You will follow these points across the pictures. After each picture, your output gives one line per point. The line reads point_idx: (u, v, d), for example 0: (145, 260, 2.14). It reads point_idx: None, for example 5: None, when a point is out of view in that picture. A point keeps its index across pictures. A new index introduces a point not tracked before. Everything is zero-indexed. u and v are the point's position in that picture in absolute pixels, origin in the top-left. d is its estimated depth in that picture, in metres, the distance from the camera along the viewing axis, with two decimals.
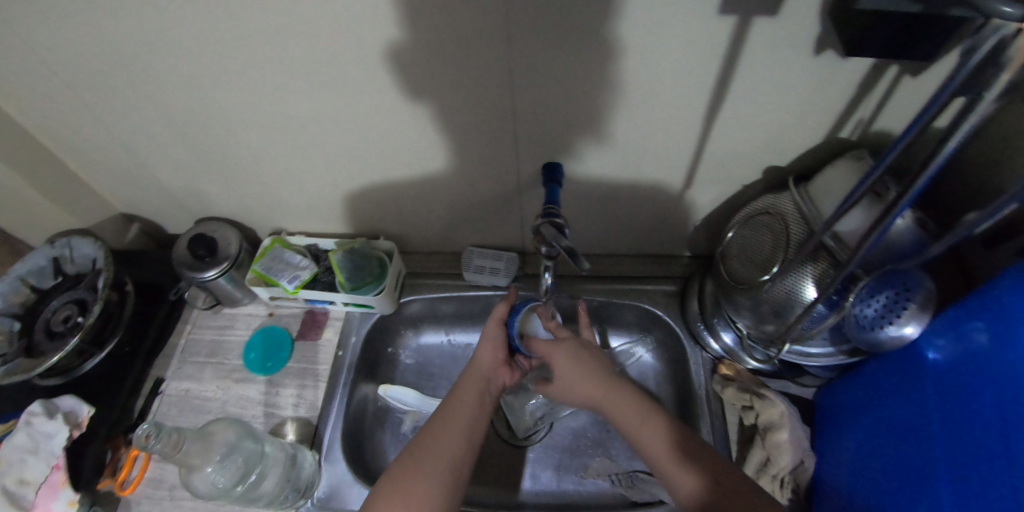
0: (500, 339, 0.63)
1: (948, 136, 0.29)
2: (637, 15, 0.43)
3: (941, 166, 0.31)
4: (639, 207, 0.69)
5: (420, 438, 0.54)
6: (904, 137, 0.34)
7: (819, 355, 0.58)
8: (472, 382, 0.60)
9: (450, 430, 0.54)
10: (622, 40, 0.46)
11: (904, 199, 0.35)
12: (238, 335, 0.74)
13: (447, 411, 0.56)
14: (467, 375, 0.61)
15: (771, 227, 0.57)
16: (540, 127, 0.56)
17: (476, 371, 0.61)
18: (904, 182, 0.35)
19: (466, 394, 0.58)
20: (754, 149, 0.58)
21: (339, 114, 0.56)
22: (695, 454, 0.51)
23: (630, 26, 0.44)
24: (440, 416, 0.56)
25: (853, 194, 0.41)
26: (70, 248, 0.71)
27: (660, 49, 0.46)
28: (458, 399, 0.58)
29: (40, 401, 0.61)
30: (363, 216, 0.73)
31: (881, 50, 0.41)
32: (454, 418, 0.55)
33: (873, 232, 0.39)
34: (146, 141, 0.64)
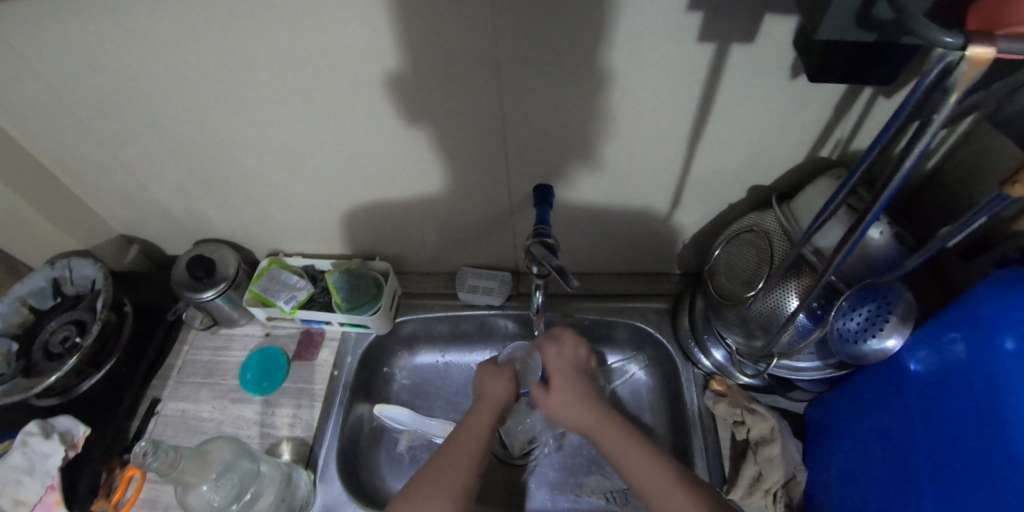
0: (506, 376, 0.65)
1: (904, 156, 0.32)
2: (620, 43, 0.46)
3: (901, 183, 0.33)
4: (630, 226, 0.70)
5: (430, 465, 0.54)
6: (873, 150, 0.37)
7: (807, 369, 0.60)
8: (483, 411, 0.60)
9: (459, 458, 0.54)
10: (606, 68, 0.48)
11: (871, 211, 0.37)
12: (235, 355, 0.74)
13: (455, 439, 0.57)
14: (476, 404, 0.62)
15: (755, 244, 0.59)
16: (530, 150, 0.58)
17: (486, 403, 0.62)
18: (870, 195, 0.37)
19: (475, 420, 0.59)
20: (738, 169, 0.60)
21: (337, 138, 0.58)
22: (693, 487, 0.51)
23: (614, 53, 0.47)
24: (450, 444, 0.56)
25: (827, 208, 0.44)
26: (70, 269, 0.72)
27: (644, 75, 0.49)
28: (469, 425, 0.59)
29: (37, 420, 0.60)
30: (359, 236, 0.75)
31: (853, 76, 0.43)
32: (465, 444, 0.56)
33: (845, 243, 0.41)
34: (149, 166, 0.66)
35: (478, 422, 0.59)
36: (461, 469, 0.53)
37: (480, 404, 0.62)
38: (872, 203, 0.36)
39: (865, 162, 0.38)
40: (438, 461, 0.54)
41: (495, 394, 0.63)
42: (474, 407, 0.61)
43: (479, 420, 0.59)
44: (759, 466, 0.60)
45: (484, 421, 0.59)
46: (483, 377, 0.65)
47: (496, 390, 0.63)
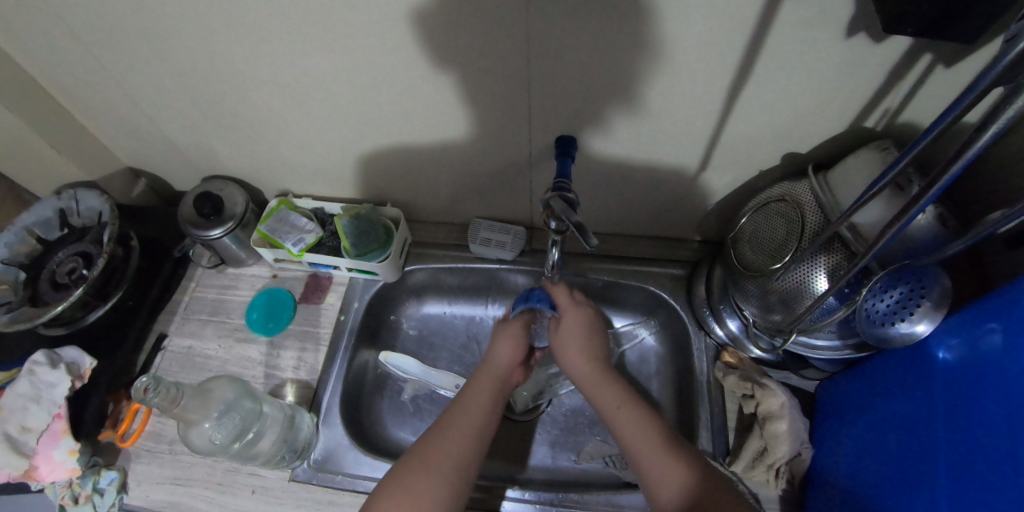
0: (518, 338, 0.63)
1: (975, 137, 0.28)
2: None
3: (966, 163, 0.30)
4: (653, 187, 0.67)
5: (425, 438, 0.52)
6: (939, 124, 0.34)
7: (825, 348, 0.58)
8: (486, 380, 0.59)
9: (458, 430, 0.52)
10: (649, 13, 0.44)
11: (928, 194, 0.34)
12: (241, 295, 0.73)
13: (453, 413, 0.54)
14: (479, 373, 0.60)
15: (785, 215, 0.56)
16: (555, 99, 0.54)
17: (493, 368, 0.60)
18: (931, 175, 0.34)
19: (477, 391, 0.57)
20: (775, 132, 0.57)
21: (354, 78, 0.55)
22: (679, 452, 0.50)
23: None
24: (447, 416, 0.54)
25: (876, 184, 0.42)
26: (76, 201, 0.70)
27: (686, 22, 0.44)
28: (472, 394, 0.57)
29: (43, 351, 0.61)
30: (371, 181, 0.72)
31: (921, 31, 0.39)
32: (466, 417, 0.54)
33: (893, 225, 0.38)
34: (155, 97, 0.63)
35: (478, 395, 0.57)
36: (455, 443, 0.51)
37: (483, 372, 0.60)
38: (934, 180, 0.33)
39: (928, 137, 0.35)
40: (435, 434, 0.52)
41: (498, 364, 0.61)
42: (476, 375, 0.60)
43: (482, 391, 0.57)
44: (764, 440, 0.59)
45: (485, 394, 0.57)
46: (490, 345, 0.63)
47: (501, 361, 0.61)
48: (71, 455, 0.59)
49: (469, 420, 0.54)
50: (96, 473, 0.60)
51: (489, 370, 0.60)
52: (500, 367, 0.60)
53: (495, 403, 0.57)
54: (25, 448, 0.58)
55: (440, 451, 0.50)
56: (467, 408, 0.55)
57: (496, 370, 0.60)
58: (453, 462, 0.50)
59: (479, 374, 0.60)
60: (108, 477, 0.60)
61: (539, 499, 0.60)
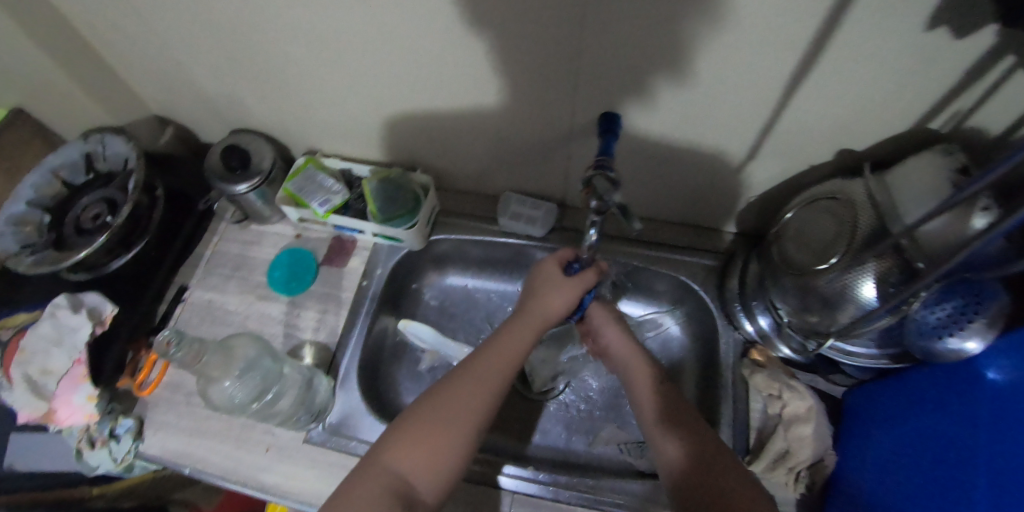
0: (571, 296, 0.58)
1: None
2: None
3: None
4: (695, 173, 0.65)
5: (451, 381, 0.51)
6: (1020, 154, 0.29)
7: (860, 355, 0.56)
8: (522, 329, 0.56)
9: (485, 380, 0.51)
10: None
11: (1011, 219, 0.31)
12: (264, 252, 0.72)
13: (483, 359, 0.53)
14: (517, 319, 0.57)
15: (835, 214, 0.53)
16: (603, 72, 0.52)
17: (534, 315, 0.57)
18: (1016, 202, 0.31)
19: (511, 339, 0.55)
20: (832, 125, 0.53)
21: (393, 36, 0.52)
22: (687, 426, 0.52)
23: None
24: (476, 361, 0.53)
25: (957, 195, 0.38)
26: (103, 145, 0.69)
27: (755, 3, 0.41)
28: (506, 343, 0.54)
29: (65, 295, 0.61)
30: (402, 146, 0.70)
31: None
32: (497, 365, 0.52)
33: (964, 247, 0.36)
34: (188, 44, 0.61)
35: (512, 345, 0.55)
36: (478, 394, 0.50)
37: (521, 321, 0.57)
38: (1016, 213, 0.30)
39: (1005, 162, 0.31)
40: (461, 379, 0.51)
41: (543, 314, 0.57)
42: (511, 322, 0.57)
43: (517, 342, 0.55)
44: (787, 443, 0.57)
45: (522, 343, 0.55)
46: (535, 290, 0.59)
47: (548, 311, 0.57)
48: (90, 401, 0.59)
49: (498, 369, 0.52)
50: (113, 420, 0.61)
51: (530, 318, 0.57)
52: (546, 316, 0.57)
53: (527, 353, 0.55)
54: (45, 391, 0.59)
55: (464, 400, 0.49)
56: (500, 357, 0.53)
57: (538, 320, 0.57)
58: (475, 410, 0.49)
59: (517, 321, 0.57)
60: (124, 425, 0.61)
61: (550, 482, 0.59)
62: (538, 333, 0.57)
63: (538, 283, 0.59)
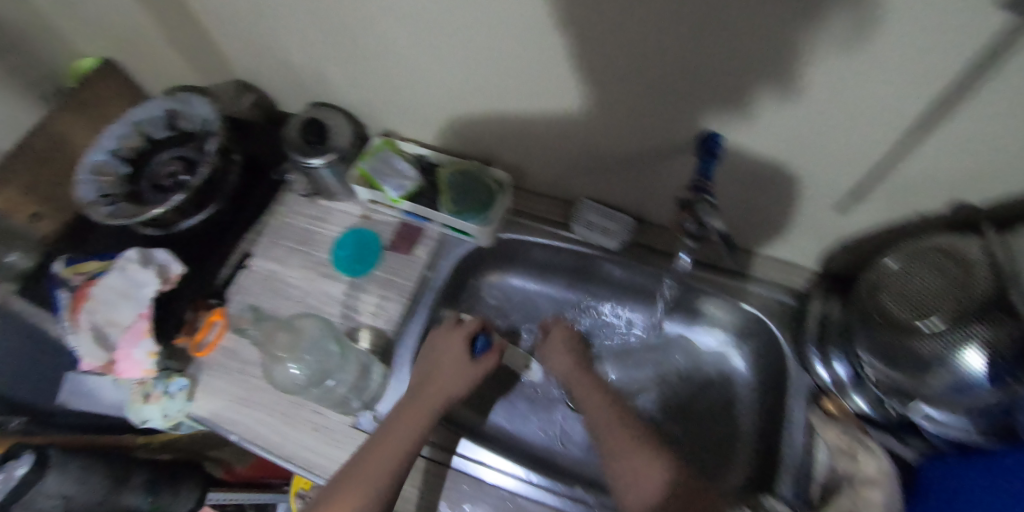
0: (446, 370, 0.57)
1: None
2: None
3: None
4: (789, 205, 0.61)
5: (349, 467, 0.50)
6: None
7: (947, 423, 0.50)
8: (416, 409, 0.54)
9: (371, 464, 0.49)
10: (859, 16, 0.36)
11: None
12: (330, 230, 0.72)
13: (374, 443, 0.51)
14: (410, 398, 0.55)
15: (944, 270, 0.49)
16: (712, 90, 0.48)
17: (421, 396, 0.55)
18: None
19: (400, 421, 0.53)
20: (958, 176, 0.48)
21: (491, 27, 0.50)
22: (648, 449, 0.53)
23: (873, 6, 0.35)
24: (372, 442, 0.51)
25: None
26: (187, 105, 0.70)
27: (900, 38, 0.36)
28: (394, 425, 0.52)
29: (137, 249, 0.62)
30: (481, 139, 0.68)
31: None
32: (386, 448, 0.50)
33: None
34: (282, 14, 0.60)
35: (399, 429, 0.52)
36: (362, 482, 0.48)
37: (410, 400, 0.55)
38: None
39: None
40: (355, 465, 0.50)
41: (432, 393, 0.55)
42: (404, 402, 0.55)
43: (407, 424, 0.52)
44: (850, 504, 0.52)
45: (413, 424, 0.52)
46: (427, 369, 0.58)
47: (435, 388, 0.56)
48: (149, 357, 0.59)
49: (390, 453, 0.50)
50: (168, 378, 0.62)
51: (417, 397, 0.55)
52: (428, 397, 0.55)
53: (422, 434, 0.52)
54: (108, 342, 0.60)
55: (351, 490, 0.48)
56: (391, 441, 0.51)
57: (421, 402, 0.55)
58: (362, 500, 0.47)
59: (409, 399, 0.55)
60: (177, 383, 0.61)
61: (595, 504, 0.56)
62: (433, 414, 0.54)
63: (427, 360, 0.59)
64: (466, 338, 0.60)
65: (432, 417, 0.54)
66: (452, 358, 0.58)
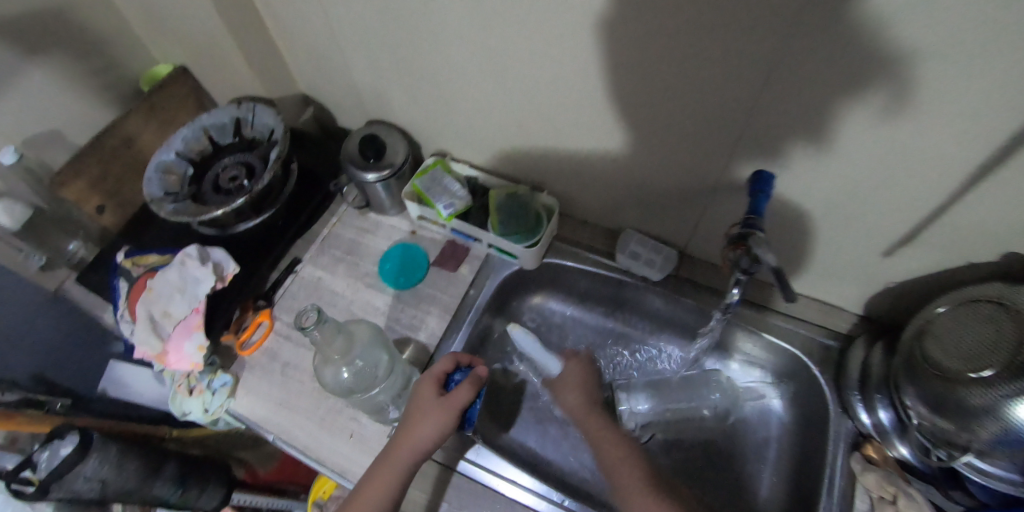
0: (416, 415, 0.52)
1: None
2: (956, 48, 0.34)
3: None
4: (833, 249, 0.61)
5: None
6: None
7: (997, 477, 0.50)
8: (384, 469, 0.51)
9: None
10: (926, 74, 0.37)
11: None
12: (378, 242, 0.74)
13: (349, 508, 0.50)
14: (382, 455, 0.52)
15: (994, 320, 0.49)
16: (770, 136, 0.49)
17: (392, 453, 0.51)
18: None
19: (372, 484, 0.51)
20: (1011, 231, 0.48)
21: (552, 63, 0.52)
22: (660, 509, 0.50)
23: (948, 64, 0.36)
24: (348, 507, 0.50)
25: None
26: (252, 114, 0.73)
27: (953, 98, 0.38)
28: (369, 488, 0.50)
29: (196, 246, 0.64)
30: (531, 165, 0.70)
31: None
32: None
33: None
34: (354, 38, 0.64)
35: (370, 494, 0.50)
36: None
37: (383, 457, 0.52)
38: None
39: None
40: None
41: (401, 447, 0.51)
42: (377, 460, 0.52)
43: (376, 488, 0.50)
44: None
45: (383, 487, 0.50)
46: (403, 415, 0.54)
47: (405, 442, 0.51)
48: (199, 350, 0.61)
49: None
50: (213, 373, 0.63)
51: (388, 454, 0.52)
52: (400, 452, 0.51)
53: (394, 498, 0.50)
54: (162, 333, 0.62)
55: None
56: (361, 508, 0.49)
57: (390, 459, 0.51)
58: None
59: (382, 456, 0.52)
60: (221, 379, 0.63)
61: None
62: (404, 474, 0.51)
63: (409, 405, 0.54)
64: (434, 381, 0.54)
65: (404, 476, 0.51)
66: (422, 404, 0.53)
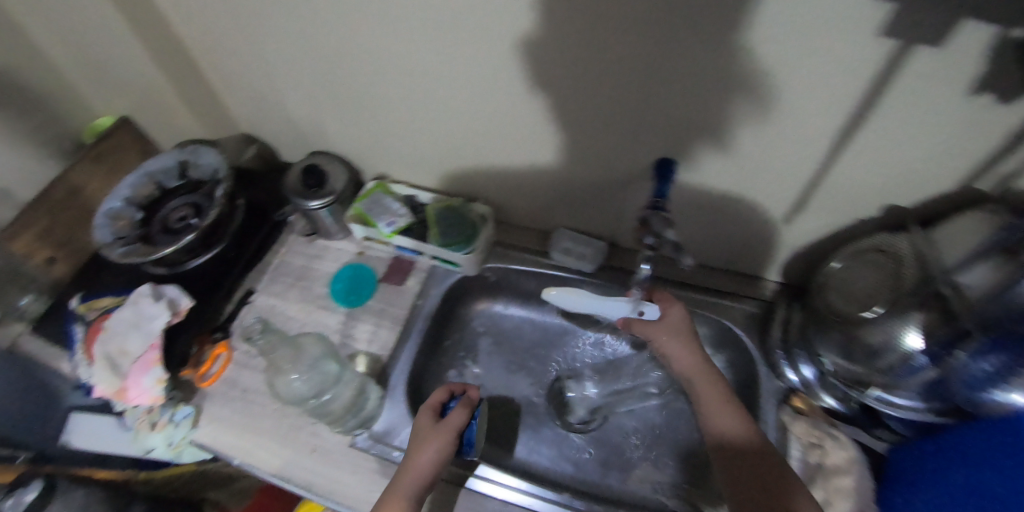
0: (418, 444, 0.55)
1: None
2: (781, 24, 0.42)
3: None
4: (741, 223, 0.68)
5: None
6: None
7: (903, 407, 0.55)
8: (394, 500, 0.51)
9: None
10: (765, 51, 0.45)
11: None
12: (327, 266, 0.77)
13: None
14: (390, 487, 0.52)
15: (879, 265, 0.56)
16: (660, 124, 0.56)
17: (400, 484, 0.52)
18: None
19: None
20: (876, 183, 0.55)
21: (467, 77, 0.58)
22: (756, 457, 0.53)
23: (789, 33, 0.42)
24: None
25: None
26: (197, 155, 0.76)
27: (803, 65, 0.45)
28: None
29: (150, 284, 0.66)
30: (464, 178, 0.76)
31: None
32: None
33: None
34: (288, 75, 0.69)
35: None
36: None
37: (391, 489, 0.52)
38: None
39: None
40: None
41: (409, 476, 0.52)
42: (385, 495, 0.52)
43: None
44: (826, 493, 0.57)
45: None
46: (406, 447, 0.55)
47: (411, 471, 0.53)
48: (158, 384, 0.62)
49: None
50: (174, 406, 0.66)
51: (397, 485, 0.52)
52: (407, 482, 0.52)
53: None
54: (119, 370, 0.63)
55: None
56: None
57: (399, 490, 0.52)
58: None
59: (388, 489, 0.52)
60: (183, 412, 0.65)
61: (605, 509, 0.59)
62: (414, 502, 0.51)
63: (411, 437, 0.56)
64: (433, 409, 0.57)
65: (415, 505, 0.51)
66: (424, 432, 0.56)
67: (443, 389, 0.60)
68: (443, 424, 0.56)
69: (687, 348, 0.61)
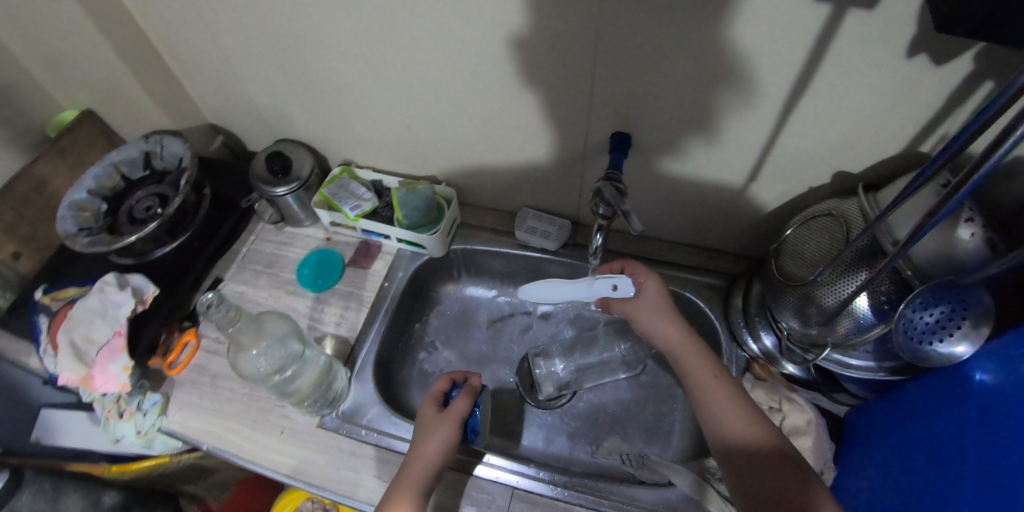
0: (422, 434, 0.55)
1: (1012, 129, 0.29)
2: None
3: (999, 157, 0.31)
4: (700, 198, 0.69)
5: None
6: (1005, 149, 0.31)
7: (859, 368, 0.57)
8: (401, 490, 0.51)
9: None
10: (705, 18, 0.45)
11: (956, 192, 0.35)
12: (295, 252, 0.77)
13: None
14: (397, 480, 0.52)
15: (829, 229, 0.56)
16: (615, 98, 0.56)
17: (406, 475, 0.52)
18: (962, 173, 0.34)
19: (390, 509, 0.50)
20: (825, 149, 0.57)
21: (422, 56, 0.58)
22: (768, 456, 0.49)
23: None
24: None
25: (916, 178, 0.41)
26: (161, 145, 0.76)
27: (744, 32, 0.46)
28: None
29: (114, 272, 0.66)
30: (429, 160, 0.76)
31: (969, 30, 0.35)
32: None
33: (923, 224, 0.39)
34: (247, 61, 0.68)
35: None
36: None
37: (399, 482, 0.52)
38: (958, 184, 0.34)
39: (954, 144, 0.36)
40: None
41: (414, 466, 0.52)
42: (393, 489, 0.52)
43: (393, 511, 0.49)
44: None
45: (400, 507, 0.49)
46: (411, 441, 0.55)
47: (416, 461, 0.53)
48: (124, 371, 0.62)
49: None
50: (142, 394, 0.65)
51: (404, 476, 0.52)
52: (412, 472, 0.52)
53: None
54: (86, 358, 0.63)
55: None
56: None
57: (405, 482, 0.51)
58: None
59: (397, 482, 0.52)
60: (151, 399, 0.65)
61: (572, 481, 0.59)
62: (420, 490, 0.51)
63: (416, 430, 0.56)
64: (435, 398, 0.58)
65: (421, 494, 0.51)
66: (427, 421, 0.56)
67: (445, 380, 0.60)
68: (445, 411, 0.56)
69: (674, 326, 0.58)
